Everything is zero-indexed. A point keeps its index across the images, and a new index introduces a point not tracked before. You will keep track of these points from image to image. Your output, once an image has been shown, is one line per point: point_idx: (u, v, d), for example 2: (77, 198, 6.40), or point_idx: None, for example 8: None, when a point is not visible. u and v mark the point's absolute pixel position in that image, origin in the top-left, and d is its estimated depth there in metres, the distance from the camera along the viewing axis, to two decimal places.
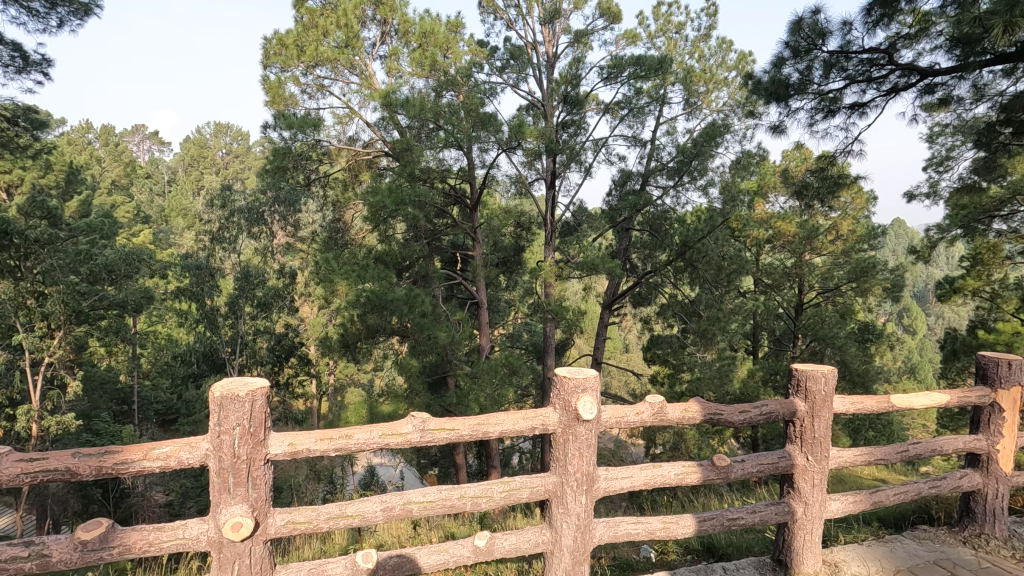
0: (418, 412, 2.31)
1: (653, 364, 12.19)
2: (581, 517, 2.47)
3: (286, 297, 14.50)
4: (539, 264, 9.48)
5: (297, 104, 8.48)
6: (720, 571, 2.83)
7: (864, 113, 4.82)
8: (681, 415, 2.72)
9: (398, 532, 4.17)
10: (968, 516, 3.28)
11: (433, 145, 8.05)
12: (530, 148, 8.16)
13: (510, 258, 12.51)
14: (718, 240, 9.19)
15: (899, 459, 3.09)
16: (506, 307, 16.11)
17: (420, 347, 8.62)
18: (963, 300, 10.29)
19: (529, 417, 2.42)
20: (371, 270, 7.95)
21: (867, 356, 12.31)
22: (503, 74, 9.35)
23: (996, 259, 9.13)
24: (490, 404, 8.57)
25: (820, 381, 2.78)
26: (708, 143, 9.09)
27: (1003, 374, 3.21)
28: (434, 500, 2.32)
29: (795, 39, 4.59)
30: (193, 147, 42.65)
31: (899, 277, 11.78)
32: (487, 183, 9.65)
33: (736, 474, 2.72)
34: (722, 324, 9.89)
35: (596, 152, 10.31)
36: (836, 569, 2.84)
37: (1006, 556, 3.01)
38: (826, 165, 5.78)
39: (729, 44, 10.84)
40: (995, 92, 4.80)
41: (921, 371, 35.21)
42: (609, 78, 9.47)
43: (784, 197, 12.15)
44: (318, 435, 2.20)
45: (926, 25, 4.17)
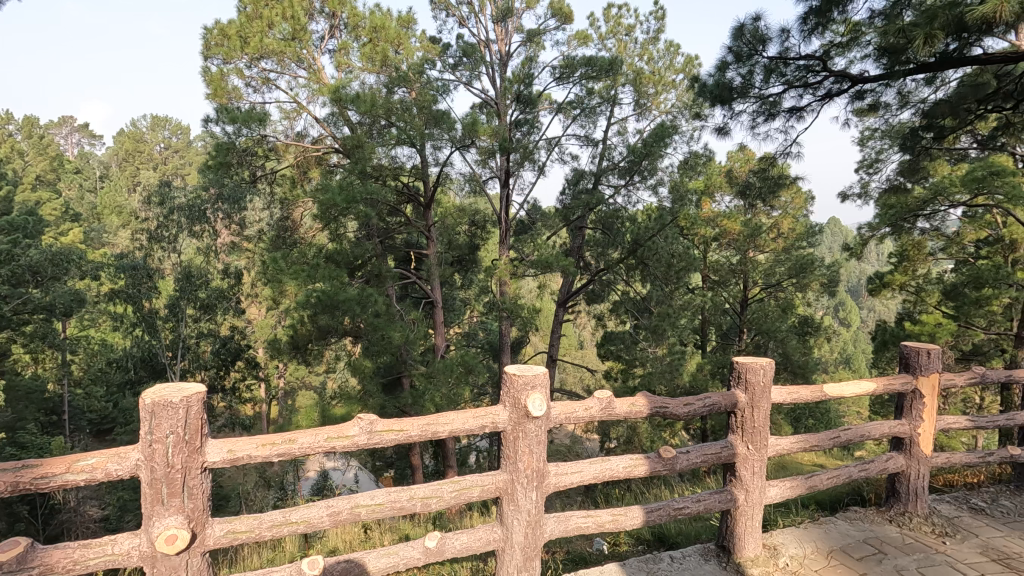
0: (365, 414, 2.26)
1: (607, 360, 12.45)
2: (532, 513, 2.48)
3: (231, 298, 13.94)
4: (494, 263, 9.49)
5: (241, 98, 8.15)
6: (666, 559, 2.91)
7: (802, 116, 5.04)
8: (629, 409, 2.77)
9: (349, 536, 4.08)
10: (893, 496, 3.49)
11: (386, 142, 7.92)
12: (484, 146, 8.15)
13: (465, 256, 12.48)
14: (667, 239, 9.52)
15: (832, 445, 3.26)
16: (461, 306, 16.06)
17: (374, 348, 8.49)
18: (892, 294, 10.94)
19: (479, 416, 2.41)
20: (322, 270, 7.74)
21: (806, 348, 12.96)
22: (456, 72, 9.30)
23: (920, 255, 10.04)
24: (445, 403, 8.50)
25: (758, 372, 2.91)
26: (658, 143, 9.31)
27: (923, 362, 3.44)
28: (383, 503, 2.29)
29: (738, 44, 4.79)
30: (128, 142, 40.44)
31: (835, 272, 12.44)
32: (440, 182, 9.57)
33: (681, 465, 2.80)
34: (672, 319, 10.17)
35: (550, 151, 10.43)
36: (775, 551, 2.97)
37: (927, 532, 3.24)
38: (768, 166, 5.97)
39: (677, 47, 11.16)
40: (918, 99, 5.11)
41: (856, 362, 37.47)
42: (562, 78, 9.58)
43: (729, 197, 12.60)
44: (259, 440, 2.13)
45: (856, 34, 4.39)
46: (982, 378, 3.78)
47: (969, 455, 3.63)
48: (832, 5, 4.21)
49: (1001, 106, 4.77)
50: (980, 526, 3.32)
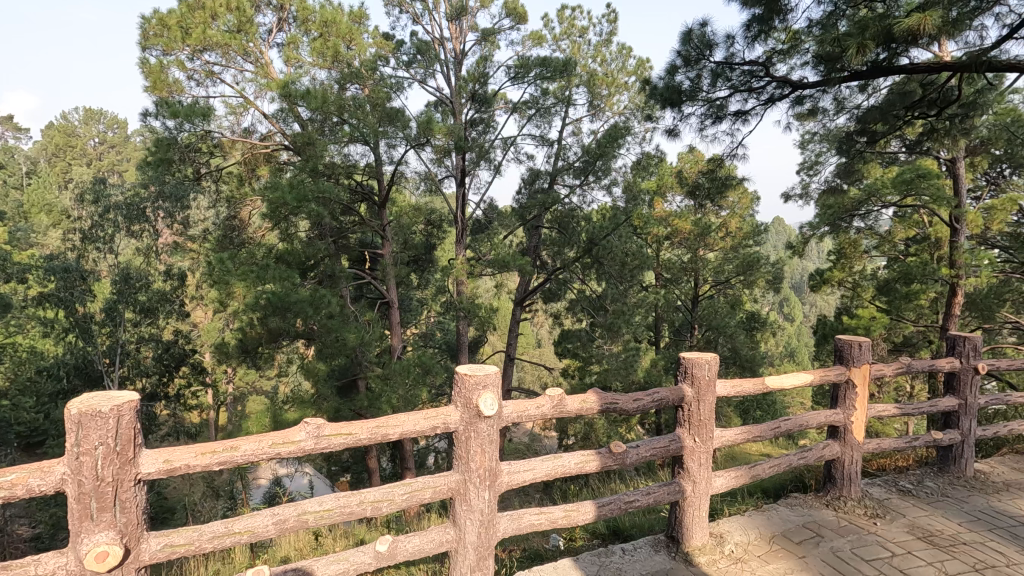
0: (312, 418, 2.21)
1: (564, 358, 12.61)
2: (485, 513, 2.49)
3: (175, 301, 13.32)
4: (451, 262, 9.44)
5: (183, 91, 7.80)
6: (618, 552, 2.97)
7: (747, 120, 5.23)
8: (580, 406, 2.82)
9: (300, 543, 3.97)
10: (830, 481, 3.67)
11: (338, 139, 7.73)
12: (439, 144, 8.05)
13: (421, 256, 12.39)
14: (622, 238, 9.74)
15: (773, 435, 3.40)
16: (418, 306, 15.90)
17: (328, 350, 8.32)
18: (831, 290, 11.50)
19: (430, 417, 2.40)
20: (272, 270, 7.50)
21: (753, 342, 13.50)
22: (410, 70, 9.19)
23: (856, 253, 10.65)
24: (402, 405, 8.39)
25: (703, 367, 3.01)
26: (612, 143, 9.48)
27: (855, 354, 3.63)
28: (332, 508, 2.24)
29: (686, 48, 4.94)
30: (59, 136, 37.98)
31: (779, 270, 13.01)
32: (395, 180, 9.44)
33: (631, 460, 2.86)
34: (627, 317, 10.40)
35: (506, 151, 10.47)
36: (721, 539, 3.08)
37: (861, 514, 3.43)
38: (716, 167, 6.16)
39: (629, 50, 11.40)
40: (853, 105, 5.38)
41: (799, 355, 39.31)
42: (517, 78, 9.64)
43: (680, 197, 12.93)
44: (198, 449, 2.05)
45: (796, 42, 4.58)
46: (908, 367, 4.02)
47: (897, 441, 3.86)
48: (773, 14, 4.39)
49: (927, 112, 5.08)
50: (907, 506, 3.54)
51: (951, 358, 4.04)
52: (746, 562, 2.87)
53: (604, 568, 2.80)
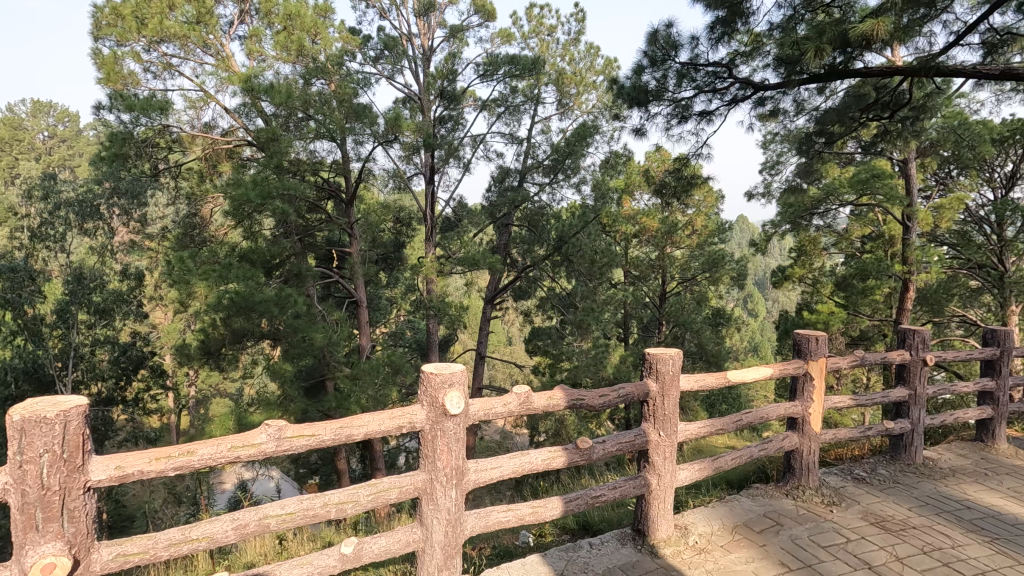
0: (273, 420, 2.16)
1: (535, 356, 12.69)
2: (452, 512, 2.47)
3: (132, 302, 12.83)
4: (420, 260, 9.39)
5: (139, 84, 7.51)
6: (585, 547, 3.00)
7: (711, 120, 5.34)
8: (547, 402, 2.82)
9: (264, 548, 3.86)
10: (790, 472, 3.78)
11: (303, 135, 7.60)
12: (408, 142, 7.98)
13: (390, 254, 12.30)
14: (591, 236, 9.85)
15: (735, 427, 3.47)
16: (387, 305, 15.76)
17: (295, 350, 8.17)
18: (792, 285, 11.89)
19: (396, 416, 2.37)
20: (236, 269, 7.31)
21: (719, 338, 13.84)
22: (377, 65, 9.06)
23: (815, 250, 11.07)
24: (372, 405, 8.31)
25: (668, 362, 3.05)
26: (580, 142, 9.60)
27: (813, 348, 3.74)
28: (294, 512, 2.19)
29: (652, 49, 5.00)
30: (4, 129, 36.07)
31: (743, 267, 13.35)
32: (363, 177, 9.31)
33: (597, 455, 2.89)
34: (596, 314, 10.56)
35: (475, 148, 10.44)
36: (685, 531, 3.15)
37: (818, 503, 3.55)
38: (682, 166, 6.28)
39: (597, 49, 11.50)
40: (812, 107, 5.55)
41: (762, 350, 40.53)
42: (485, 75, 9.61)
43: (648, 195, 13.06)
44: (152, 454, 1.98)
45: (758, 45, 4.70)
46: (863, 359, 4.16)
47: (853, 431, 4.00)
48: (737, 16, 4.49)
49: (881, 115, 5.29)
50: (861, 494, 3.68)
51: (902, 350, 4.20)
52: (709, 553, 2.94)
53: (571, 564, 2.82)
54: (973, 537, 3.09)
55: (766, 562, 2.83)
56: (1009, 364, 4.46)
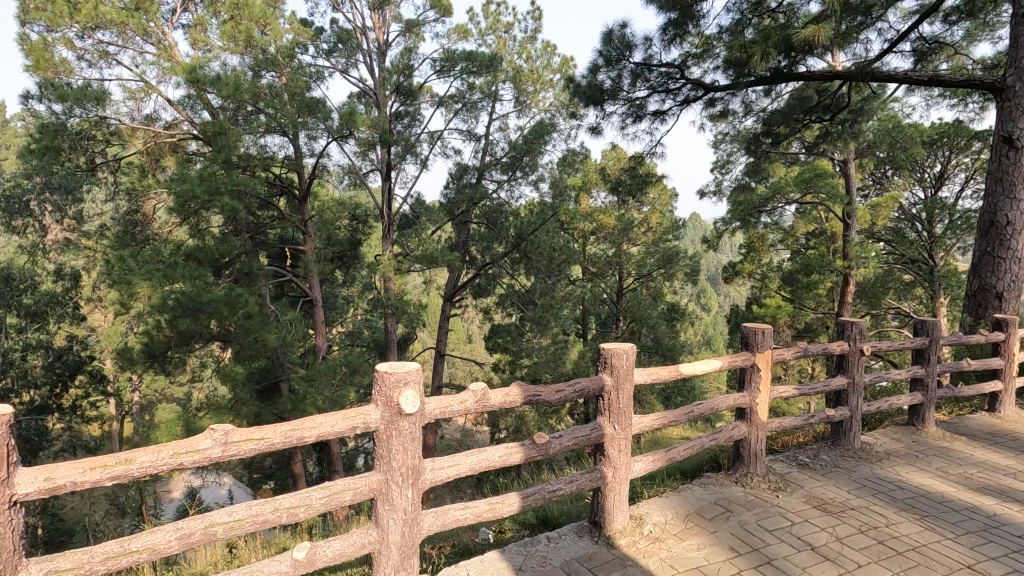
0: (218, 424, 2.07)
1: (495, 353, 12.71)
2: (409, 512, 2.45)
3: (67, 304, 12.13)
4: (377, 258, 9.27)
5: (72, 72, 7.09)
6: (543, 541, 3.03)
7: (664, 120, 5.48)
8: (503, 399, 2.83)
9: (214, 556, 3.72)
10: (739, 460, 3.91)
11: (253, 129, 7.36)
12: (364, 137, 7.83)
13: (346, 252, 12.05)
14: (549, 233, 9.97)
15: (686, 419, 3.57)
16: (343, 304, 15.45)
17: (247, 352, 7.92)
18: (742, 281, 12.33)
19: (349, 417, 2.32)
20: (182, 268, 7.01)
21: (674, 333, 14.24)
22: (331, 59, 8.85)
23: (763, 247, 11.49)
24: (329, 406, 8.14)
25: (622, 357, 3.10)
26: (538, 140, 9.67)
27: (759, 341, 3.87)
28: (243, 519, 2.12)
29: (607, 49, 5.07)
30: None
31: (696, 263, 13.77)
32: (317, 173, 9.08)
33: (553, 450, 2.92)
34: (555, 310, 10.68)
35: (432, 145, 10.34)
36: (640, 521, 3.22)
37: (765, 489, 3.69)
38: (637, 165, 6.41)
39: (553, 48, 11.59)
40: (759, 108, 5.75)
41: (715, 343, 41.91)
42: (442, 71, 9.52)
43: (605, 193, 13.29)
44: (86, 464, 1.86)
45: (708, 47, 4.84)
46: (806, 350, 4.33)
47: (797, 420, 4.17)
48: (687, 19, 4.61)
49: (823, 116, 5.57)
50: (804, 479, 3.86)
51: (842, 341, 4.40)
52: (662, 541, 3.02)
53: (529, 558, 2.85)
54: (904, 515, 3.29)
55: (717, 548, 2.93)
56: (938, 352, 4.75)
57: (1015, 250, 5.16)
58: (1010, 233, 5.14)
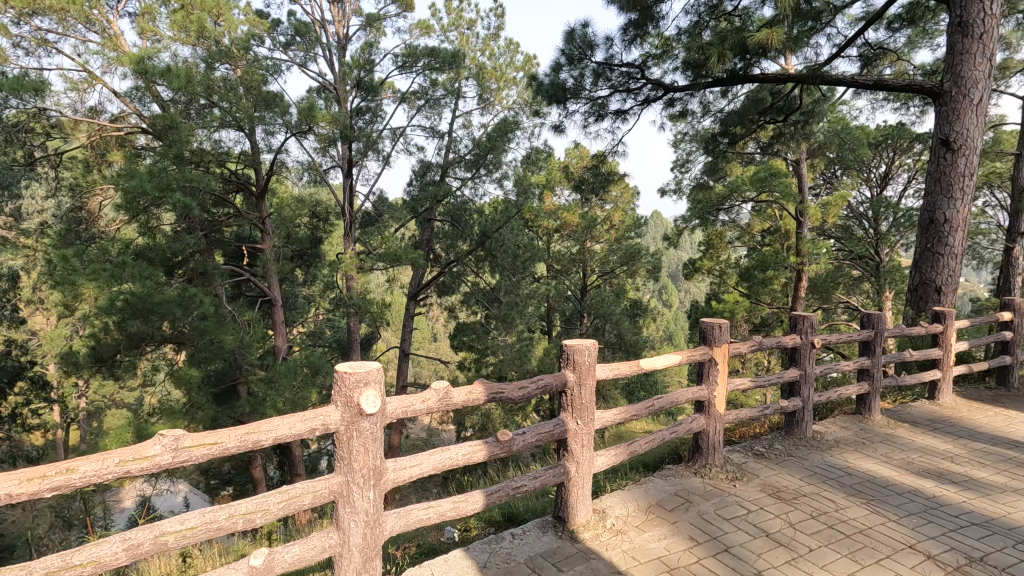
0: (168, 430, 1.99)
1: (460, 351, 12.66)
2: (371, 513, 2.42)
3: (5, 306, 11.46)
4: (338, 256, 9.10)
5: (7, 61, 6.69)
6: (508, 537, 3.04)
7: (626, 119, 5.57)
8: (466, 397, 2.82)
9: (167, 567, 3.58)
10: (698, 452, 4.01)
11: (206, 123, 7.11)
12: (323, 133, 7.66)
13: (306, 250, 11.78)
14: (513, 231, 10.01)
15: (648, 413, 3.63)
16: (304, 303, 15.10)
17: (203, 355, 7.65)
18: (702, 277, 12.63)
19: (307, 419, 2.27)
20: (131, 268, 6.71)
21: (636, 329, 14.50)
22: (288, 52, 8.61)
23: (721, 244, 11.82)
24: (290, 408, 7.95)
25: (584, 353, 3.13)
26: (502, 137, 9.68)
27: (716, 335, 3.96)
28: (196, 526, 2.05)
29: (569, 48, 5.10)
30: None
31: (657, 260, 14.06)
32: (275, 169, 8.83)
33: (517, 447, 2.93)
34: (520, 308, 10.72)
35: (394, 142, 10.20)
36: (603, 515, 3.27)
37: (723, 479, 3.80)
38: (599, 163, 6.49)
39: (516, 46, 11.59)
40: (717, 109, 5.89)
41: (677, 338, 42.94)
42: (404, 67, 9.39)
43: (568, 191, 13.40)
44: (23, 475, 1.76)
45: (668, 48, 4.92)
46: (761, 344, 4.47)
47: (753, 411, 4.30)
48: (647, 20, 4.69)
49: (776, 118, 5.79)
50: (760, 468, 4.00)
51: (794, 334, 4.55)
52: (625, 533, 3.07)
53: (494, 555, 2.85)
54: (852, 500, 3.45)
55: (677, 538, 3.00)
56: (883, 344, 4.97)
57: (952, 246, 5.46)
58: (947, 230, 5.43)
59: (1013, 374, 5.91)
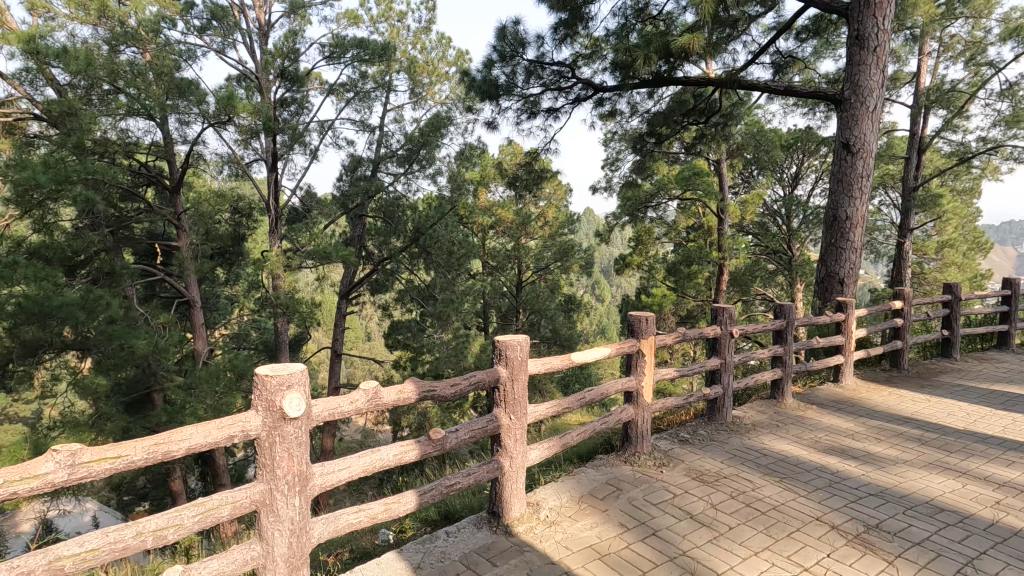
0: (62, 445, 1.82)
1: (395, 350, 12.45)
2: (296, 521, 2.32)
3: None
4: (263, 254, 8.66)
5: None
6: (442, 536, 3.01)
7: (557, 117, 5.66)
8: (396, 397, 2.76)
9: None
10: (628, 441, 4.14)
11: (111, 111, 6.56)
12: (245, 124, 7.24)
13: (228, 249, 11.15)
14: (447, 227, 10.00)
15: (580, 405, 3.70)
16: (227, 304, 14.32)
17: (111, 361, 7.08)
18: (632, 272, 13.05)
19: (225, 426, 2.14)
20: (24, 268, 6.09)
21: (570, 324, 14.80)
22: (204, 37, 8.08)
23: (649, 240, 12.27)
24: (212, 415, 7.53)
25: (515, 348, 3.15)
26: (434, 133, 9.59)
27: (644, 328, 4.10)
28: (98, 548, 1.88)
29: (501, 44, 5.11)
30: None
31: (590, 256, 14.42)
32: (191, 161, 8.29)
33: (450, 444, 2.91)
34: (455, 305, 10.65)
35: (322, 135, 9.84)
36: (537, 507, 3.31)
37: (651, 466, 3.95)
38: (532, 161, 6.56)
39: (448, 40, 11.48)
40: (644, 109, 6.10)
41: (610, 332, 44.29)
42: (332, 57, 9.06)
43: (502, 188, 13.45)
44: None
45: (597, 49, 5.02)
46: (685, 335, 4.66)
47: (678, 399, 4.49)
48: (577, 20, 4.78)
49: (698, 119, 6.10)
50: (685, 453, 4.18)
51: (715, 325, 4.78)
52: (558, 524, 3.13)
53: (428, 555, 2.82)
54: (768, 479, 3.69)
55: (608, 525, 3.09)
56: (793, 333, 5.33)
57: (853, 242, 5.95)
58: (849, 227, 5.90)
59: (904, 357, 6.53)
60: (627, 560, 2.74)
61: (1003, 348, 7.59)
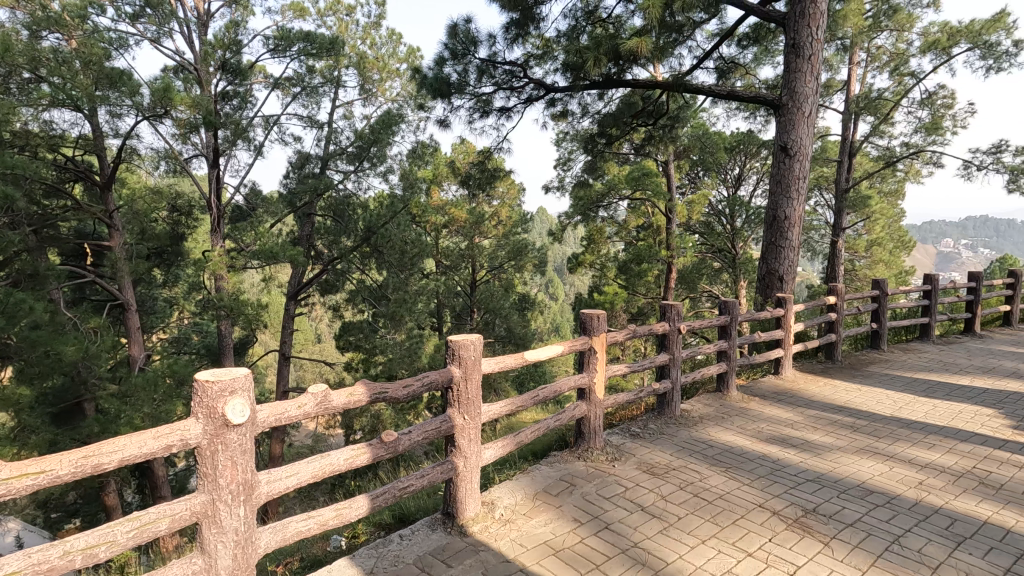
0: None
1: (347, 351, 12.18)
2: (241, 532, 2.24)
3: None
4: (204, 253, 8.27)
5: None
6: (396, 540, 2.97)
7: (510, 116, 5.68)
8: (347, 399, 2.70)
9: None
10: (581, 437, 4.20)
11: (32, 101, 6.11)
12: (183, 118, 6.88)
13: (166, 249, 10.60)
14: (399, 226, 9.85)
15: (534, 403, 3.73)
16: (165, 306, 13.63)
17: (36, 369, 6.61)
18: (585, 271, 13.25)
19: (163, 435, 2.03)
20: None
21: (524, 322, 14.89)
22: (137, 24, 7.63)
23: (601, 239, 12.49)
24: (150, 424, 7.15)
25: (469, 348, 3.14)
26: (385, 130, 9.44)
27: (596, 325, 4.16)
28: (20, 570, 1.73)
29: (452, 42, 5.08)
30: None
31: (543, 255, 14.56)
32: (124, 157, 7.84)
33: (403, 446, 2.87)
34: (409, 304, 10.38)
35: (268, 130, 9.52)
36: (492, 506, 3.31)
37: (603, 461, 4.02)
38: (485, 160, 6.56)
39: (399, 36, 11.32)
40: (594, 111, 6.20)
41: (564, 330, 44.86)
42: (277, 51, 8.76)
43: (455, 186, 13.38)
44: None
45: (548, 50, 5.06)
46: (636, 332, 4.76)
47: (629, 395, 4.59)
48: (528, 21, 4.81)
49: (647, 121, 6.25)
50: (637, 447, 4.28)
51: (663, 321, 4.91)
52: (513, 522, 3.14)
53: (382, 559, 2.78)
54: (714, 469, 3.83)
55: (563, 521, 3.13)
56: (737, 328, 5.54)
57: (791, 241, 6.25)
58: (787, 226, 6.19)
59: (837, 349, 6.91)
60: (581, 554, 2.78)
61: (924, 338, 8.15)
